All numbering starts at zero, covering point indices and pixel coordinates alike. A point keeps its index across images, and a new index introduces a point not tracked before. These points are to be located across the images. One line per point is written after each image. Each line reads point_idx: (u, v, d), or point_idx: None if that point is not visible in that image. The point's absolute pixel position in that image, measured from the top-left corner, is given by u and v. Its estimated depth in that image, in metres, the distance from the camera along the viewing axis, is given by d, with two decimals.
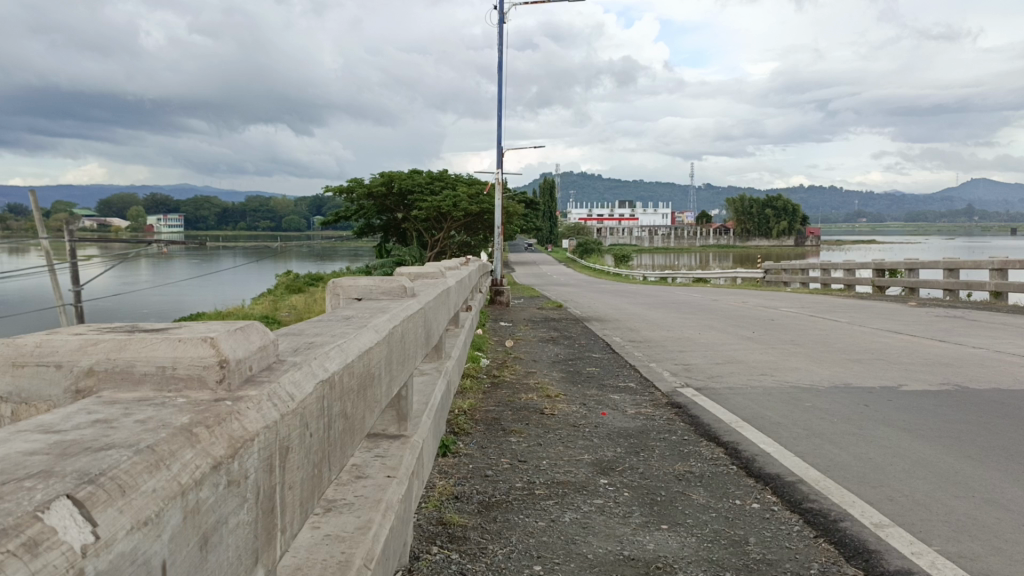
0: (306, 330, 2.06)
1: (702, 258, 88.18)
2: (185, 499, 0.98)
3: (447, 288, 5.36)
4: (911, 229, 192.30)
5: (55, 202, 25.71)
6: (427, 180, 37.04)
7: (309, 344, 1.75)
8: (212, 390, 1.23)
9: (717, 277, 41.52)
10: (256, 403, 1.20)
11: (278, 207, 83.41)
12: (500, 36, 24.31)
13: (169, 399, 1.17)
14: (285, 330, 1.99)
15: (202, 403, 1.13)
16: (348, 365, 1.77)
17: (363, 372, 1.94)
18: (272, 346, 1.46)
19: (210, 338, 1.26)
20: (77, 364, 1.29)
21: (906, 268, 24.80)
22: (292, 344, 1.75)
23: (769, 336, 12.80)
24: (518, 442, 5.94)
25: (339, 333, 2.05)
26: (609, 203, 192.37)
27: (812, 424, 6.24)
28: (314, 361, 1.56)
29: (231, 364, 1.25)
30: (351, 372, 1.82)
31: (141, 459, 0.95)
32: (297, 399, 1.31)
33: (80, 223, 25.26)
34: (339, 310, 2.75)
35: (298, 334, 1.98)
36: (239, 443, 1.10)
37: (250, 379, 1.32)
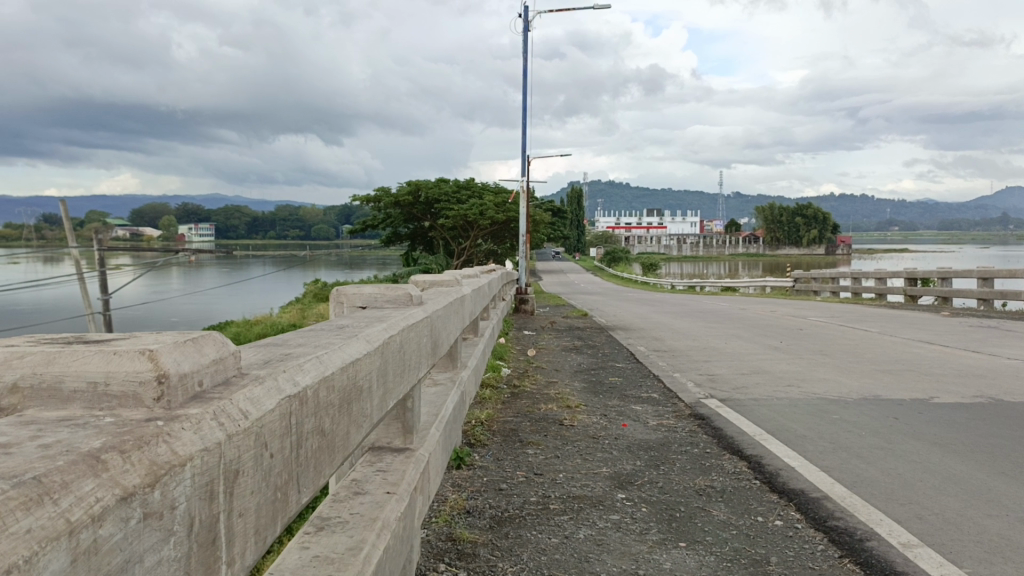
0: (288, 341, 1.96)
1: (731, 267, 87.70)
2: (74, 540, 0.85)
3: (461, 296, 5.25)
4: (944, 237, 192.26)
5: (87, 213, 26.05)
6: (454, 189, 37.06)
7: (284, 355, 1.66)
8: (148, 409, 1.18)
9: (745, 286, 41.05)
10: (194, 424, 1.13)
11: (308, 216, 84.26)
12: (525, 45, 24.26)
13: (96, 418, 1.12)
14: (264, 341, 1.89)
15: (127, 424, 1.06)
16: (326, 379, 1.67)
17: (346, 385, 1.84)
18: (231, 360, 1.44)
19: (148, 352, 1.22)
20: (3, 378, 1.22)
21: (940, 277, 24.29)
22: (263, 356, 1.65)
23: (796, 346, 12.54)
24: (535, 453, 5.80)
25: (321, 343, 1.98)
26: (637, 212, 192.44)
27: (840, 438, 6.01)
28: (282, 375, 1.45)
29: (168, 380, 1.21)
30: (330, 386, 1.70)
31: (19, 491, 0.83)
32: (249, 417, 1.24)
33: (111, 233, 25.54)
34: (334, 319, 2.65)
35: (278, 345, 1.88)
36: (163, 471, 1.01)
37: (194, 396, 1.27)
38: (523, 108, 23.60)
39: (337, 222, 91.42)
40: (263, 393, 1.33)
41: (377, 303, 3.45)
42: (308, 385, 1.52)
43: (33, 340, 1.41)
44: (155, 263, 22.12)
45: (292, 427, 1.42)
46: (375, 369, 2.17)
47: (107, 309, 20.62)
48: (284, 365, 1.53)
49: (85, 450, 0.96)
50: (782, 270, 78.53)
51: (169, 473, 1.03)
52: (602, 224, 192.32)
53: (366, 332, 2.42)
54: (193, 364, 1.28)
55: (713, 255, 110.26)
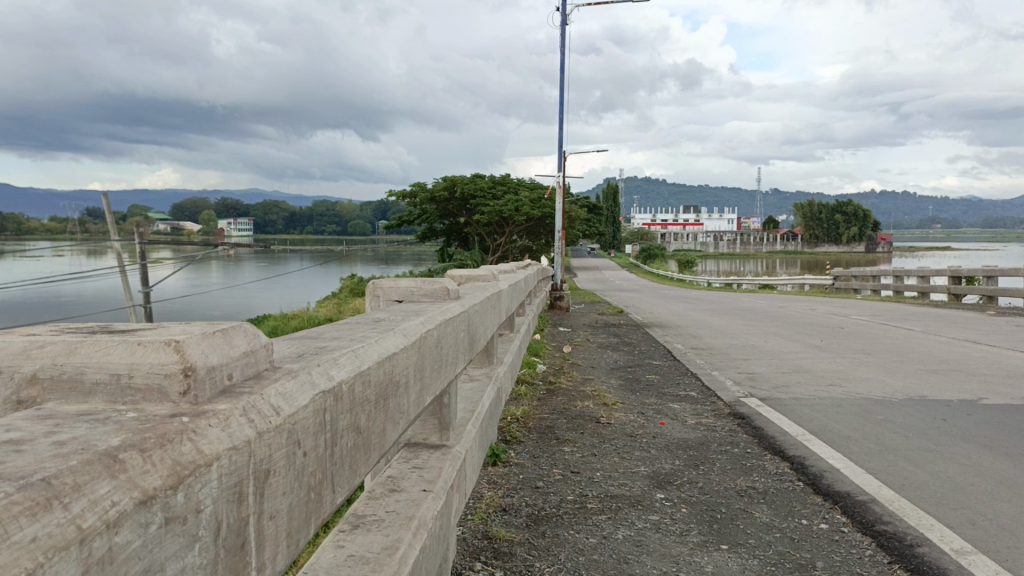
0: (325, 334, 1.90)
1: (768, 264, 87.10)
2: (85, 549, 0.79)
3: (497, 290, 5.18)
4: (988, 237, 192.44)
5: (130, 207, 26.41)
6: (489, 184, 37.05)
7: (319, 348, 1.59)
8: (173, 403, 1.13)
9: (783, 283, 40.52)
10: (223, 420, 1.07)
11: (346, 212, 85.23)
12: (562, 40, 24.16)
13: (117, 413, 1.07)
14: (299, 334, 1.82)
15: (147, 422, 0.99)
16: (362, 373, 1.59)
17: (383, 380, 1.76)
18: (262, 353, 1.36)
19: (173, 342, 1.16)
20: (20, 371, 1.17)
21: (984, 275, 23.73)
22: (297, 348, 1.59)
23: (837, 345, 12.29)
24: (571, 451, 5.71)
25: (357, 334, 1.90)
26: (674, 209, 192.45)
27: (886, 439, 5.81)
28: (315, 369, 1.38)
29: (197, 372, 1.15)
30: (367, 381, 1.63)
31: (25, 495, 0.77)
32: (282, 412, 1.18)
33: (153, 227, 25.88)
34: (370, 312, 2.59)
35: (313, 337, 1.81)
36: (186, 473, 0.95)
37: (224, 391, 1.20)
38: (560, 103, 23.54)
39: (374, 218, 92.30)
40: (295, 385, 1.26)
41: (413, 295, 3.38)
42: (343, 379, 1.44)
43: (55, 329, 1.37)
44: (194, 256, 22.39)
45: (326, 424, 1.34)
46: (412, 364, 2.09)
47: (148, 303, 20.88)
48: (319, 357, 1.45)
49: (101, 448, 0.89)
50: (821, 268, 77.87)
51: (193, 474, 0.96)
52: (638, 220, 192.04)
53: (403, 326, 2.35)
54: (225, 356, 1.23)
55: (750, 252, 109.55)
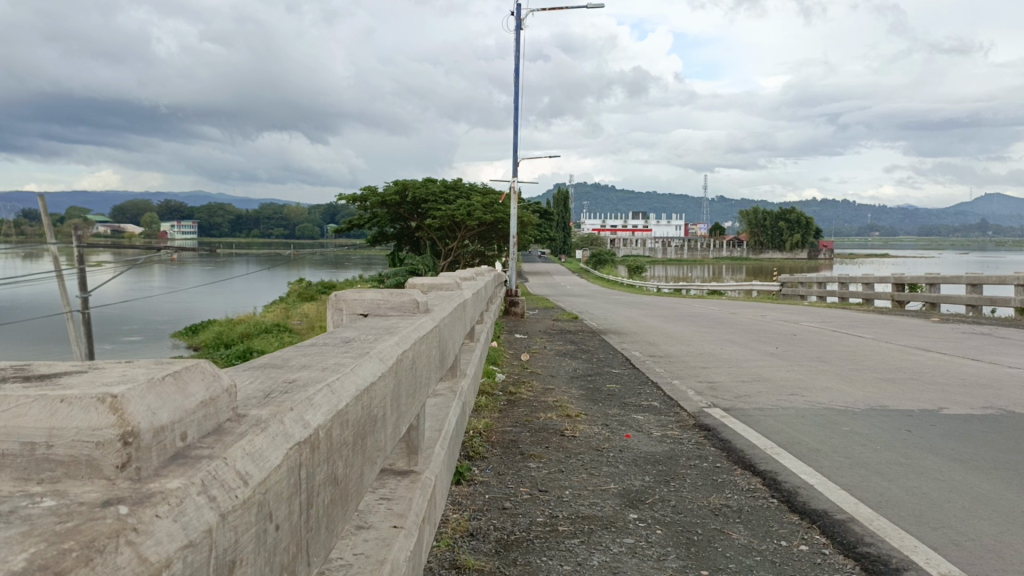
0: (292, 361, 1.66)
1: (715, 270, 87.83)
2: None
3: (462, 300, 4.95)
4: (925, 243, 192.25)
5: (69, 209, 25.49)
6: (441, 189, 36.66)
7: (288, 380, 1.36)
8: (106, 482, 0.91)
9: (731, 290, 40.79)
10: (165, 513, 0.87)
11: (293, 215, 83.43)
12: (516, 44, 23.97)
13: (29, 505, 0.86)
14: (262, 363, 1.58)
15: (65, 528, 0.79)
16: (340, 413, 1.34)
17: (361, 417, 1.52)
18: (224, 399, 1.14)
19: (108, 398, 0.93)
20: None
21: (928, 283, 24.11)
22: (263, 382, 1.35)
23: (793, 353, 12.27)
24: (537, 467, 5.49)
25: (322, 359, 1.66)
26: (623, 215, 192.39)
27: (855, 452, 5.74)
28: (286, 416, 1.16)
29: (138, 437, 0.93)
30: (345, 421, 1.38)
31: None
32: (250, 483, 1.01)
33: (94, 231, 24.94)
34: (338, 330, 2.32)
35: (280, 365, 1.56)
36: None
37: (173, 458, 0.99)
38: (514, 108, 23.35)
39: (321, 220, 90.51)
40: (265, 441, 1.07)
41: (379, 307, 3.13)
42: (320, 424, 1.22)
43: None
44: (137, 261, 21.58)
45: (299, 486, 1.14)
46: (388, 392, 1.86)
47: (87, 308, 19.94)
48: (293, 396, 1.24)
49: None
50: (766, 274, 78.73)
51: None
52: (588, 226, 192.46)
53: (380, 342, 2.10)
54: (178, 410, 1.01)
55: (698, 258, 110.34)
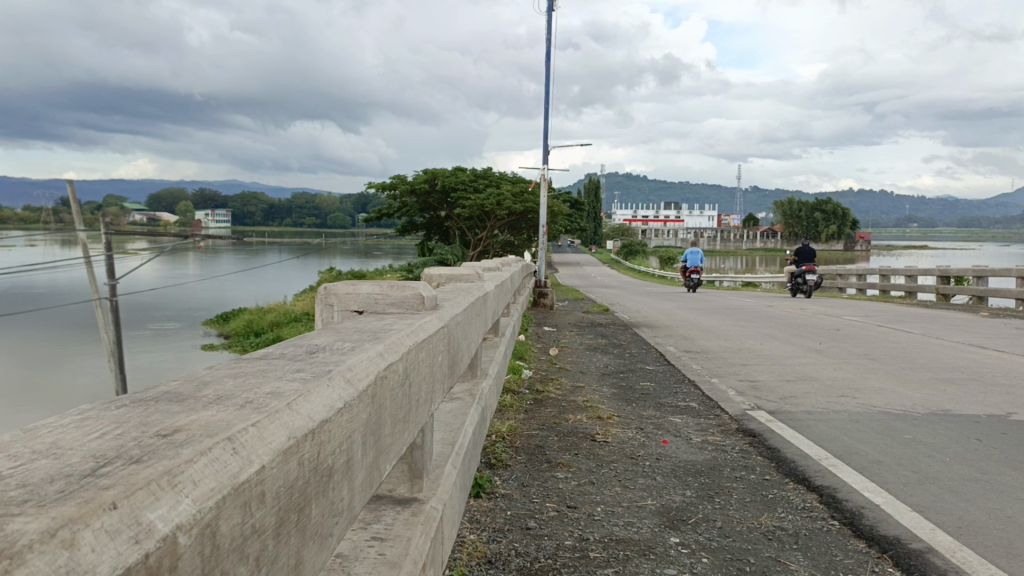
0: (203, 390, 1.18)
1: (747, 262, 87.02)
2: None
3: (483, 295, 4.46)
4: (963, 236, 192.29)
5: (108, 196, 25.45)
6: (471, 178, 36.26)
7: (163, 432, 0.99)
8: None
9: (766, 282, 39.96)
10: None
11: (328, 203, 83.91)
12: (549, 30, 23.45)
13: None
14: (148, 398, 1.12)
15: None
16: (210, 512, 0.90)
17: (277, 497, 1.06)
18: None
19: None
20: None
21: (973, 276, 23.20)
22: (94, 454, 0.92)
23: (839, 349, 11.59)
24: (564, 478, 4.96)
25: (258, 380, 1.24)
26: (655, 206, 192.00)
27: (923, 466, 5.12)
28: (40, 549, 0.72)
29: None
30: (224, 512, 0.94)
31: None
32: None
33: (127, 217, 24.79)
34: (309, 336, 1.82)
35: (164, 405, 1.10)
36: None
37: None
38: (546, 96, 22.94)
39: (354, 209, 90.89)
40: None
41: (377, 302, 2.62)
42: (132, 555, 0.79)
43: None
44: (167, 248, 21.36)
45: None
46: (365, 424, 1.42)
47: (115, 295, 19.57)
48: (134, 476, 0.87)
49: None
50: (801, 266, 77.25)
51: None
52: (619, 216, 192.18)
53: (357, 349, 1.65)
54: None
55: (732, 249, 108.98)
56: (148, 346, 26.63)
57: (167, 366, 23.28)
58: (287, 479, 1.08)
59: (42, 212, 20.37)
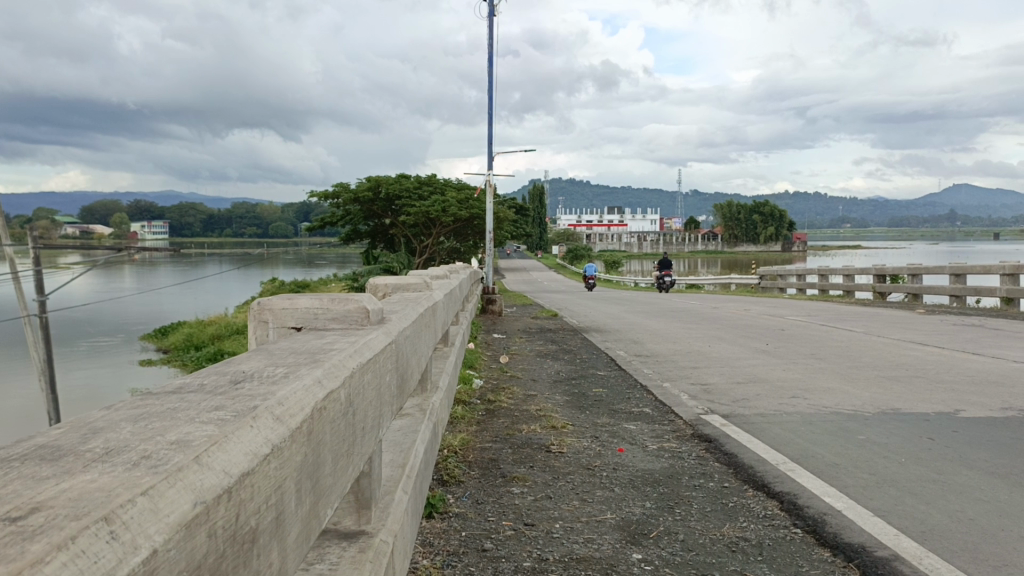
0: (85, 444, 0.95)
1: (690, 264, 87.64)
2: None
3: (432, 304, 4.25)
4: (895, 234, 192.38)
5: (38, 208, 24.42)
6: (415, 185, 35.82)
7: (13, 519, 0.76)
8: None
9: (708, 284, 40.16)
10: None
11: (268, 213, 81.99)
12: (490, 34, 23.24)
13: None
14: (18, 455, 0.90)
15: None
16: None
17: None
18: None
19: None
20: None
21: (910, 274, 23.60)
22: None
23: (786, 350, 11.63)
24: (520, 493, 4.77)
25: (163, 424, 1.01)
26: (598, 210, 192.69)
27: (880, 467, 5.07)
28: None
29: None
30: None
31: None
32: None
33: (60, 231, 23.77)
34: (239, 362, 1.60)
35: (33, 468, 0.87)
36: None
37: None
38: (489, 101, 22.75)
39: (296, 219, 89.09)
40: None
41: (317, 317, 2.39)
42: None
43: None
44: (100, 261, 20.52)
45: None
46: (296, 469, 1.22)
47: (46, 311, 18.65)
48: None
49: None
50: (742, 267, 77.98)
51: None
52: (563, 222, 192.60)
53: (291, 375, 1.44)
54: None
55: (675, 252, 109.87)
56: (83, 364, 25.59)
57: (103, 383, 22.37)
58: (193, 559, 0.88)
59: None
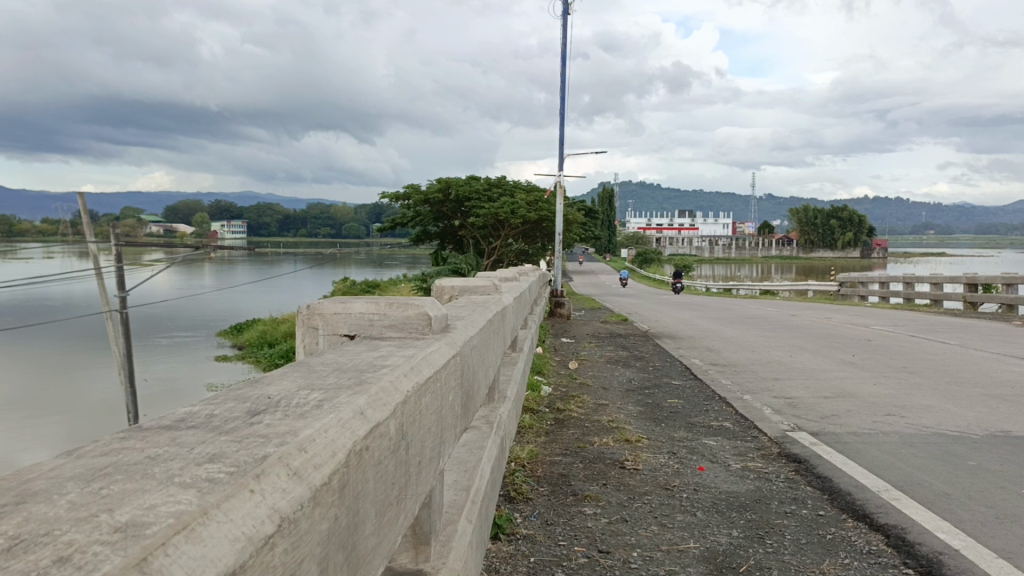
0: (27, 543, 0.66)
1: (764, 270, 85.90)
2: None
3: (501, 309, 3.94)
4: (982, 241, 192.41)
5: (125, 207, 25.11)
6: (485, 186, 35.72)
7: None
8: None
9: (784, 290, 39.07)
10: None
11: (342, 213, 83.71)
12: (564, 33, 22.88)
13: None
14: None
15: None
16: None
17: None
18: None
19: None
20: None
21: (1003, 283, 22.40)
22: None
23: (873, 362, 10.98)
24: (593, 514, 4.41)
25: (126, 516, 0.71)
26: (669, 213, 192.20)
27: (998, 500, 4.53)
28: None
29: None
30: None
31: None
32: None
33: (145, 229, 24.36)
34: (273, 382, 1.30)
35: None
36: None
37: None
38: (562, 101, 22.41)
39: (369, 219, 90.83)
40: None
41: (372, 324, 2.10)
42: None
43: None
44: (180, 258, 20.87)
45: None
46: (322, 542, 0.92)
47: (127, 307, 19.01)
48: None
49: None
50: (818, 273, 76.08)
51: None
52: (633, 225, 192.15)
53: (328, 403, 1.13)
54: None
55: (748, 257, 107.97)
56: (163, 357, 26.18)
57: (182, 377, 22.82)
58: None
59: (61, 223, 20.00)
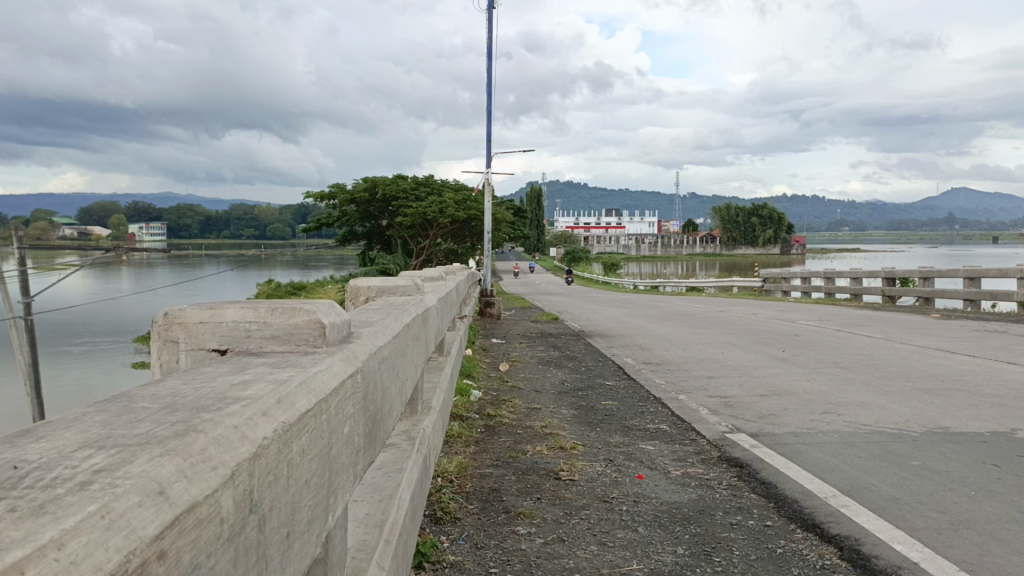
0: None
1: (690, 267, 86.51)
2: None
3: (422, 315, 3.51)
4: (893, 237, 192.42)
5: (34, 210, 23.63)
6: (412, 185, 35.01)
7: None
8: None
9: (709, 287, 39.32)
10: None
11: (263, 214, 80.62)
12: (489, 29, 22.43)
13: None
14: None
15: None
16: None
17: None
18: None
19: None
20: None
21: (920, 277, 22.79)
22: None
23: (804, 358, 10.89)
24: (526, 534, 4.03)
25: None
26: (596, 212, 192.50)
27: (949, 504, 4.33)
28: None
29: None
30: None
31: None
32: None
33: (57, 233, 22.98)
34: (70, 429, 0.92)
35: None
36: None
37: None
38: (488, 98, 21.96)
39: (294, 221, 87.93)
40: None
41: (248, 336, 1.65)
42: None
43: None
44: (90, 260, 19.60)
45: None
46: None
47: (30, 313, 17.67)
48: None
49: None
50: (740, 269, 77.02)
51: None
52: (562, 224, 192.29)
53: (104, 477, 0.77)
54: None
55: (673, 254, 108.61)
56: (74, 365, 24.72)
57: (94, 387, 21.45)
58: None
59: None
